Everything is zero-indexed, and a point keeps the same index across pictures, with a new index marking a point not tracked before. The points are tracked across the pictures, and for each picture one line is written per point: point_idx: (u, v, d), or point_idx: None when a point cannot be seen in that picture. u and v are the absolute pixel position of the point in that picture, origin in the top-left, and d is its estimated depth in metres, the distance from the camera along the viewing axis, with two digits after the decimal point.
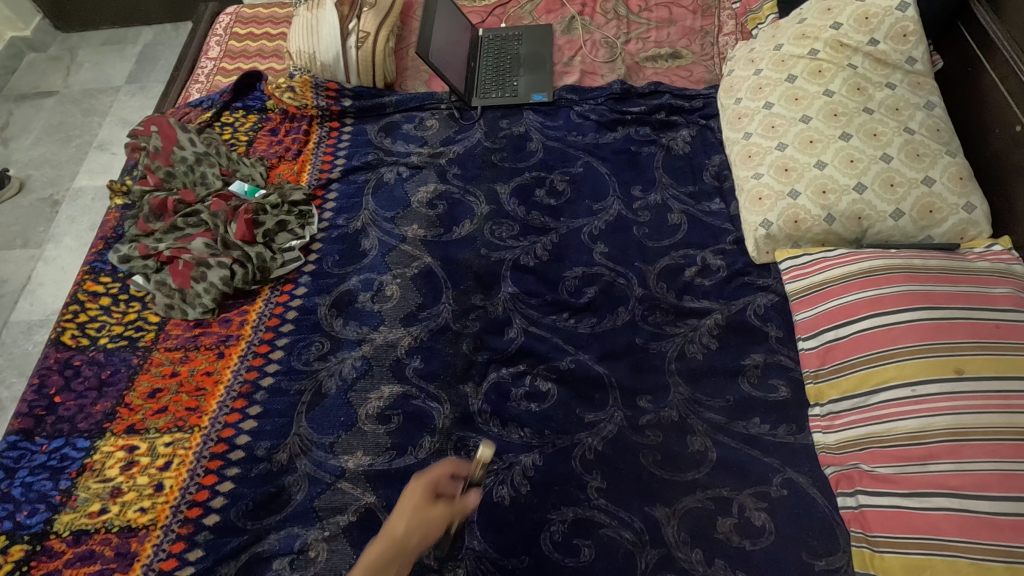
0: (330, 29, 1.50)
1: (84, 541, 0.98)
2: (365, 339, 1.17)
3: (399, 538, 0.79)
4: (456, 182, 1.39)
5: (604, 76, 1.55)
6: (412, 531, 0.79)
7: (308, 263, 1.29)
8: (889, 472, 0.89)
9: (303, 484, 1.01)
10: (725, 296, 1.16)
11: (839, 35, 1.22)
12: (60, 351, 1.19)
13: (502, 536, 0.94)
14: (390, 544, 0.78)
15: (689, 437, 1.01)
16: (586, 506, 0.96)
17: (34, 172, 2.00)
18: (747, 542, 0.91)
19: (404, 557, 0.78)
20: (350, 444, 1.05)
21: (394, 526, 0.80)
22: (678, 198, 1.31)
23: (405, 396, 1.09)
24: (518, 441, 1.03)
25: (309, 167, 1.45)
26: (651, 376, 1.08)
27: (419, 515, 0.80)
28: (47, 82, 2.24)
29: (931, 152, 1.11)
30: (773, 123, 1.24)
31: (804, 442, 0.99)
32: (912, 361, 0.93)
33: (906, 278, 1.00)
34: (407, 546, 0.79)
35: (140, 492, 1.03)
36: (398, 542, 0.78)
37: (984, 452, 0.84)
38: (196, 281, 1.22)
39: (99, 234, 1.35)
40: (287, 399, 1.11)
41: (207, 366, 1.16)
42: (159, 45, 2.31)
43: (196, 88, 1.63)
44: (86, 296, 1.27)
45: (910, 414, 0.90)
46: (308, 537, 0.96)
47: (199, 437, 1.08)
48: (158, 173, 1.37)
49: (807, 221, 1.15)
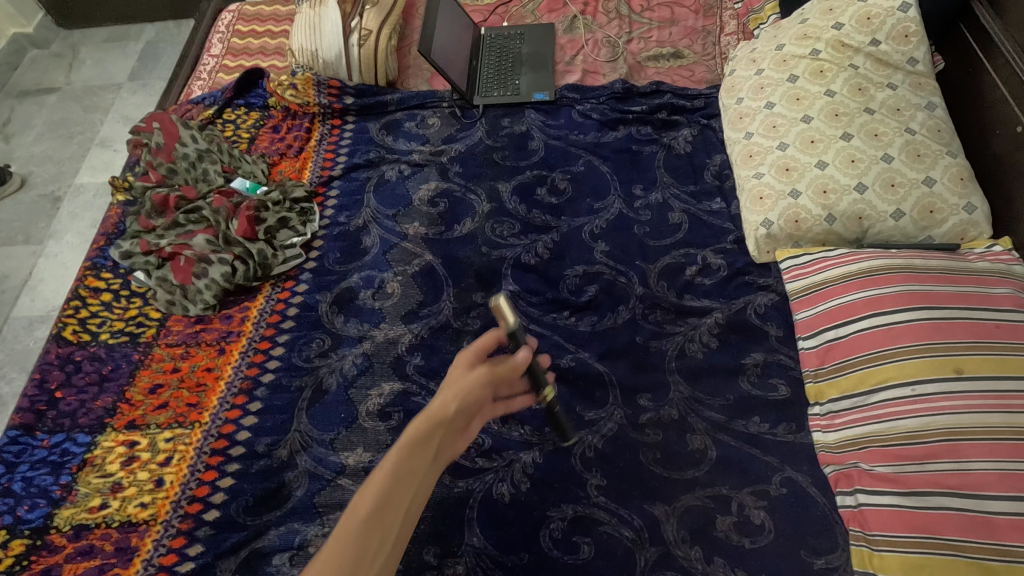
0: (332, 27, 1.51)
1: (85, 536, 0.99)
2: (366, 336, 1.17)
3: (442, 412, 0.78)
4: (457, 180, 1.39)
5: (606, 75, 1.55)
6: (453, 403, 0.78)
7: (310, 260, 1.29)
8: (887, 471, 0.90)
9: (303, 481, 1.02)
10: (725, 295, 1.17)
11: (841, 35, 1.22)
12: (61, 347, 1.19)
13: (502, 533, 0.94)
14: (432, 417, 0.77)
15: (689, 435, 1.01)
16: (585, 504, 0.96)
17: (36, 169, 2.00)
18: (746, 540, 0.91)
19: (446, 430, 0.78)
20: (350, 441, 1.05)
21: (439, 400, 0.79)
22: (679, 197, 1.32)
23: (405, 393, 1.10)
24: (518, 439, 1.03)
25: (310, 164, 1.46)
26: (651, 375, 1.08)
27: (461, 387, 0.79)
28: (50, 79, 2.24)
29: (932, 152, 1.12)
30: (774, 123, 1.24)
31: (803, 441, 0.99)
32: (912, 361, 0.93)
33: (907, 277, 1.00)
34: (450, 419, 0.78)
35: (140, 487, 1.03)
36: (442, 415, 0.77)
37: (982, 451, 0.84)
38: (197, 277, 1.22)
39: (101, 230, 1.36)
40: (288, 395, 1.11)
41: (207, 362, 1.16)
42: (161, 42, 2.32)
43: (199, 85, 1.63)
44: (88, 291, 1.27)
45: (909, 413, 0.90)
46: (307, 533, 0.96)
47: (199, 433, 1.08)
48: (160, 169, 1.37)
49: (807, 221, 1.15)
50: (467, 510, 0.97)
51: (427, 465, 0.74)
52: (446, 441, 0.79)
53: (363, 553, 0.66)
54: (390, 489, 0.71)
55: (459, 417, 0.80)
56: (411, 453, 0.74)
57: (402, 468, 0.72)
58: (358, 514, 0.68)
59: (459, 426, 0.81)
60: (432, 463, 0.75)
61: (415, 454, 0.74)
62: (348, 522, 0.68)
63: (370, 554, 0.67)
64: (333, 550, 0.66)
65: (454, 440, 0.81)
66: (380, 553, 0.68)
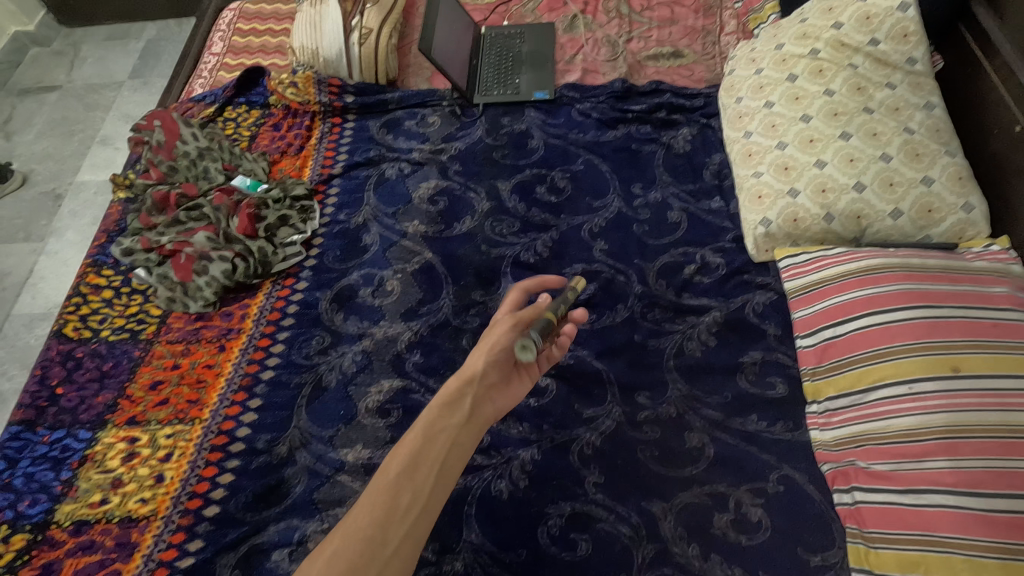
0: (333, 25, 1.51)
1: (85, 531, 0.99)
2: (365, 333, 1.18)
3: (472, 369, 0.82)
4: (457, 178, 1.40)
5: (606, 74, 1.55)
6: (481, 360, 0.83)
7: (310, 258, 1.30)
8: (885, 469, 0.90)
9: (302, 477, 1.02)
10: (723, 294, 1.17)
11: (840, 35, 1.22)
12: (62, 343, 1.19)
13: (500, 530, 0.95)
14: (462, 376, 0.81)
15: (686, 433, 1.02)
16: (583, 501, 0.96)
17: (37, 166, 2.01)
18: (743, 537, 0.91)
19: (478, 386, 0.82)
20: (349, 438, 1.06)
21: (470, 359, 0.84)
22: (677, 196, 1.32)
23: (404, 390, 1.10)
24: (516, 436, 1.03)
25: (311, 162, 1.46)
26: (649, 373, 1.09)
27: (489, 344, 0.84)
28: (51, 77, 2.25)
29: (930, 152, 1.12)
30: (773, 123, 1.24)
31: (800, 439, 0.99)
32: (909, 359, 0.93)
33: (904, 276, 1.01)
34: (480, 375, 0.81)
35: (140, 483, 1.03)
36: (471, 371, 0.82)
37: (979, 449, 0.85)
38: (198, 274, 1.23)
39: (102, 227, 1.36)
40: (287, 392, 1.12)
41: (208, 359, 1.17)
42: (162, 41, 2.32)
43: (200, 83, 1.63)
44: (89, 288, 1.27)
45: (906, 411, 0.91)
46: (307, 529, 0.97)
47: (199, 430, 1.08)
48: (161, 167, 1.38)
49: (805, 220, 1.16)
50: (465, 507, 0.97)
51: (458, 422, 0.77)
52: (481, 400, 0.81)
53: (394, 506, 0.69)
54: (420, 448, 0.74)
55: (492, 375, 0.83)
56: (439, 413, 0.78)
57: (431, 427, 0.76)
58: (389, 472, 0.72)
59: (495, 383, 0.84)
60: (464, 418, 0.78)
61: (443, 414, 0.78)
62: (379, 481, 0.72)
63: (402, 507, 0.70)
64: (365, 506, 0.69)
65: (495, 399, 0.83)
66: (414, 508, 0.70)
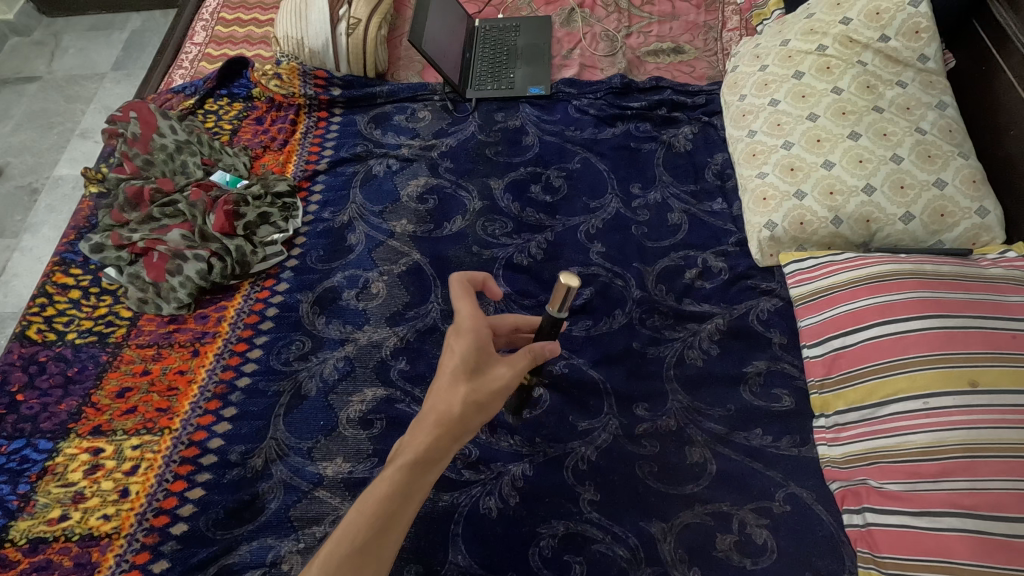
0: (318, 15, 1.45)
1: (42, 550, 0.92)
2: (348, 338, 1.11)
3: (454, 417, 0.69)
4: (448, 176, 1.33)
5: (604, 70, 1.50)
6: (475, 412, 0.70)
7: (292, 258, 1.23)
8: (899, 489, 0.84)
9: (277, 492, 0.95)
10: (726, 300, 1.11)
11: (849, 31, 1.17)
12: (24, 347, 1.12)
13: (487, 551, 0.88)
14: (445, 423, 0.69)
15: (688, 448, 0.96)
16: (577, 521, 0.90)
17: (13, 159, 1.93)
18: (747, 561, 0.85)
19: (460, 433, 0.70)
20: (328, 449, 0.99)
21: (448, 395, 0.70)
22: (678, 197, 1.26)
23: (389, 399, 1.04)
24: (507, 450, 0.97)
25: (295, 157, 1.40)
26: (648, 383, 1.03)
27: (485, 392, 0.70)
28: (31, 67, 2.16)
29: (943, 153, 1.07)
30: (779, 121, 1.18)
31: (808, 455, 0.94)
32: (925, 372, 0.88)
33: (917, 284, 0.95)
34: (464, 424, 0.70)
35: (104, 498, 0.96)
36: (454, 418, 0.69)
37: (999, 469, 0.79)
38: (172, 274, 1.16)
39: (71, 223, 1.29)
40: (265, 400, 1.05)
41: (180, 364, 1.10)
42: (147, 32, 2.25)
43: (180, 74, 1.56)
44: (55, 288, 1.20)
45: (921, 428, 0.85)
46: (281, 549, 0.90)
47: (169, 440, 1.02)
48: (135, 160, 1.29)
49: (812, 223, 1.10)
50: (452, 525, 0.91)
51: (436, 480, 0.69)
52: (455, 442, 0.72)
53: None
54: (389, 511, 0.65)
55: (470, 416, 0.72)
56: (416, 472, 0.67)
57: (408, 486, 0.67)
58: (353, 540, 0.63)
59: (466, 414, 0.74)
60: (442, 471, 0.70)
61: (422, 470, 0.68)
62: (340, 545, 0.63)
63: None
64: None
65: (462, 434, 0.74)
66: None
